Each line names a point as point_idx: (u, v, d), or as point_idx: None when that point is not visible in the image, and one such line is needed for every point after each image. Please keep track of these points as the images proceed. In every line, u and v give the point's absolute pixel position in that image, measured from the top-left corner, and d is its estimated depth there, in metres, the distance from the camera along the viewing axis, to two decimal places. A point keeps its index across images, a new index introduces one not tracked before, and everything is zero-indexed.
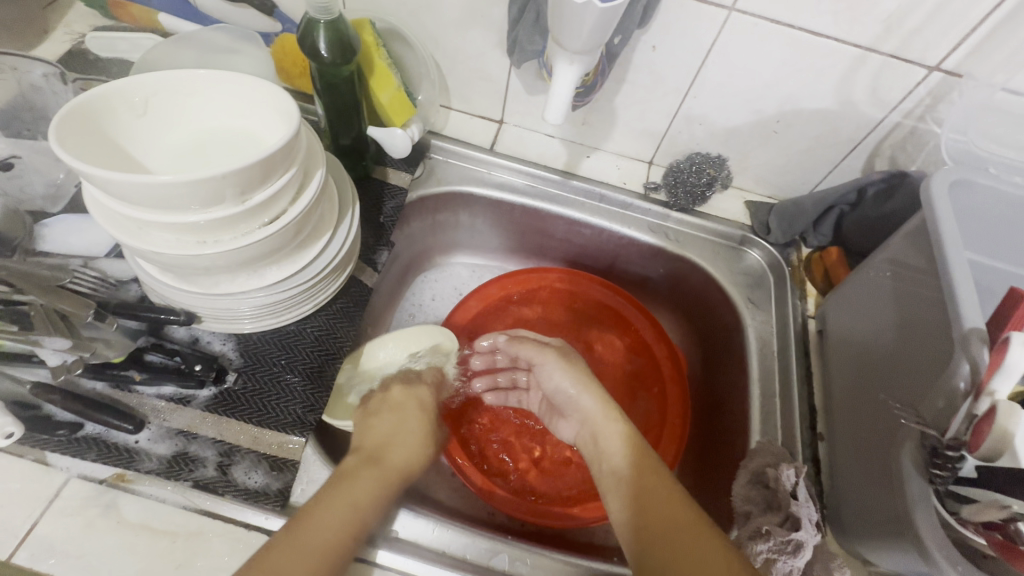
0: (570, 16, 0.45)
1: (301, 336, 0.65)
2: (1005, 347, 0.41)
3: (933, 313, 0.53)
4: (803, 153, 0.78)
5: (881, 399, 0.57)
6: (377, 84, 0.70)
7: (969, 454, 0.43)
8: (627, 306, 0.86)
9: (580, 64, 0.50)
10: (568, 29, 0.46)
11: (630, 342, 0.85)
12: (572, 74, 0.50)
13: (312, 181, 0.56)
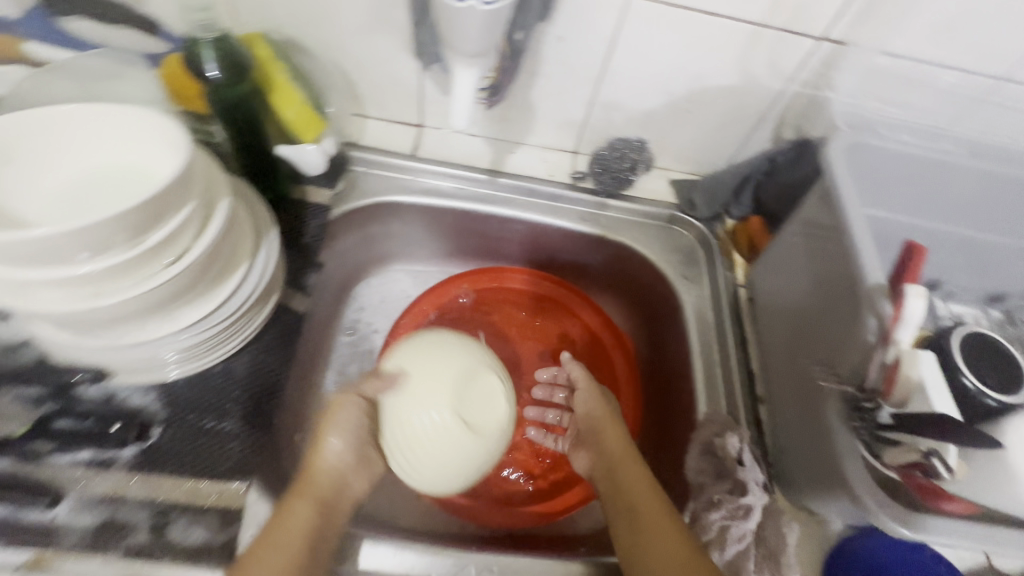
0: (456, 23, 0.45)
1: (230, 376, 0.62)
2: (904, 299, 0.48)
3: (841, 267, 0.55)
4: (717, 129, 0.81)
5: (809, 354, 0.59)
6: (279, 100, 0.65)
7: (884, 401, 0.50)
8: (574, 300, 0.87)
9: (477, 67, 0.50)
10: (458, 35, 0.46)
11: (581, 333, 0.87)
12: (471, 76, 0.51)
13: (217, 214, 0.53)
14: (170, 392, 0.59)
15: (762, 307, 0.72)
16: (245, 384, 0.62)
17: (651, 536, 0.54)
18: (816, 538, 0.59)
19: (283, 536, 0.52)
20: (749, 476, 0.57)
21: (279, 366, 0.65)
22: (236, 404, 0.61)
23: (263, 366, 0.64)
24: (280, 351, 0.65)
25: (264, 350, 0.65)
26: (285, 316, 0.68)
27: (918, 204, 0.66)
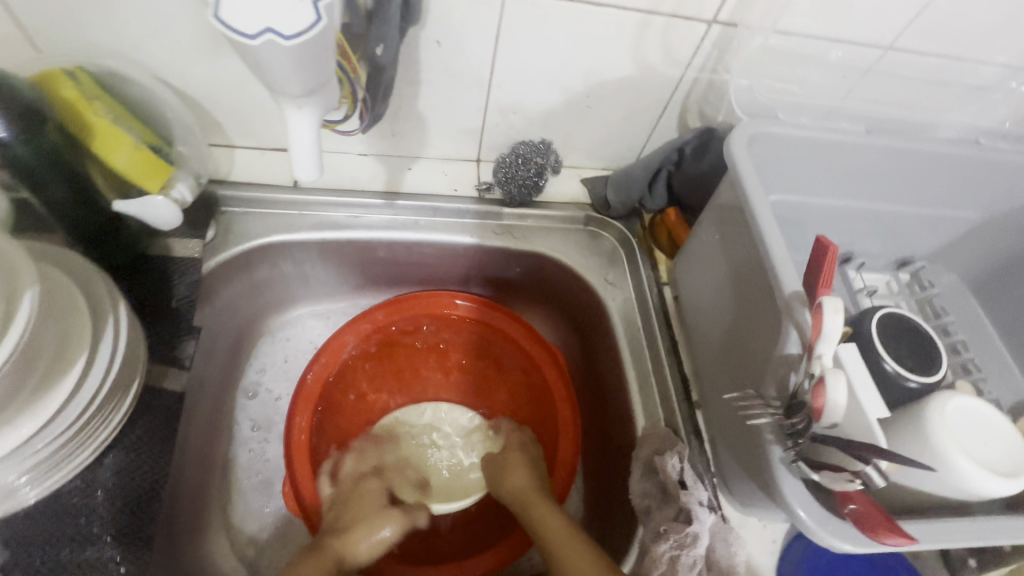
0: (263, 63, 0.40)
1: (93, 489, 0.52)
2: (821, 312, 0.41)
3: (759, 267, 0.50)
4: (621, 123, 0.77)
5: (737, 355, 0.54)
6: (104, 149, 0.53)
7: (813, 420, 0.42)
8: (499, 316, 0.78)
9: (311, 108, 0.46)
10: (273, 75, 0.42)
11: (512, 350, 0.79)
12: (307, 120, 0.47)
13: (20, 311, 0.41)
14: (15, 525, 0.49)
15: (689, 306, 0.69)
16: (114, 496, 0.52)
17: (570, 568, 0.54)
18: (767, 545, 0.58)
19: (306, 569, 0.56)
20: (692, 500, 0.55)
21: (157, 464, 0.55)
22: (104, 524, 0.51)
23: (135, 468, 0.54)
24: (155, 445, 0.55)
25: (134, 447, 0.54)
26: (158, 401, 0.57)
27: (820, 183, 0.66)
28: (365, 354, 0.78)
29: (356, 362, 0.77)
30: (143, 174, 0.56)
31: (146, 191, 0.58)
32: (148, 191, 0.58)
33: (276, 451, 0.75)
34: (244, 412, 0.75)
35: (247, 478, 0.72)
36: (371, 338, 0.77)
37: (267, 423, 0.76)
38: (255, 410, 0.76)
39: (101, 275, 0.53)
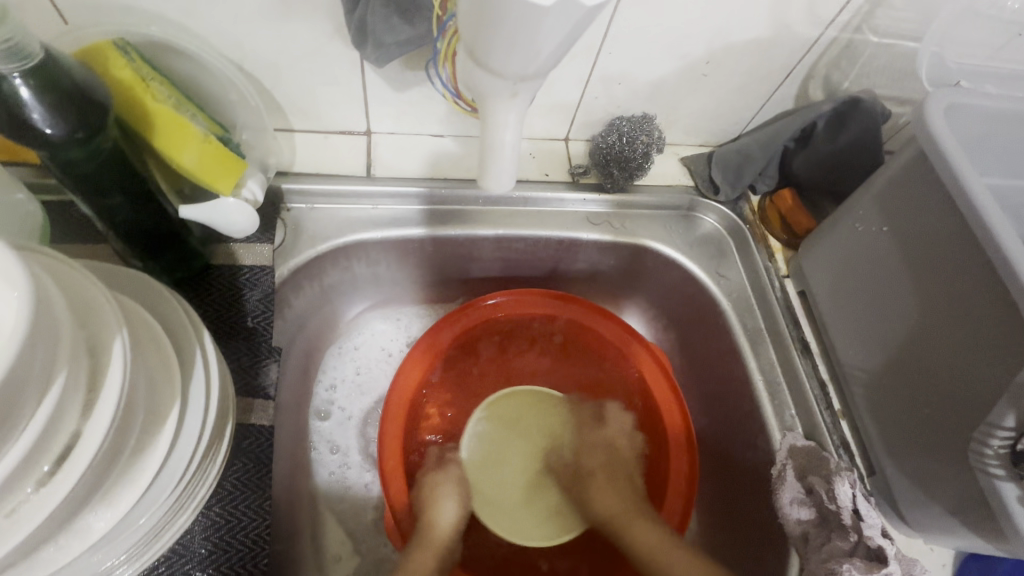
0: (523, 40, 0.31)
1: (193, 551, 0.44)
2: None
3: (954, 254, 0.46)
4: (735, 93, 0.66)
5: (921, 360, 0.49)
6: (166, 144, 0.43)
7: None
8: (595, 319, 0.70)
9: (526, 94, 0.37)
10: (517, 55, 0.33)
11: (609, 355, 0.73)
12: (517, 109, 0.38)
13: (111, 369, 0.32)
14: None
15: (823, 308, 0.61)
16: (219, 556, 0.45)
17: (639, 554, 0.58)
18: (938, 571, 0.52)
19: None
20: (874, 532, 0.49)
21: (259, 516, 0.47)
22: None
23: (236, 521, 0.46)
24: (257, 492, 0.47)
25: (231, 496, 0.47)
26: (250, 439, 0.50)
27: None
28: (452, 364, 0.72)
29: (441, 374, 0.71)
30: (211, 175, 0.46)
31: (215, 194, 0.47)
32: (217, 194, 0.48)
33: (359, 475, 0.67)
34: (319, 433, 0.67)
35: (331, 508, 0.65)
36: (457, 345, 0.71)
37: (345, 444, 0.68)
38: (331, 430, 0.67)
39: (178, 300, 0.43)
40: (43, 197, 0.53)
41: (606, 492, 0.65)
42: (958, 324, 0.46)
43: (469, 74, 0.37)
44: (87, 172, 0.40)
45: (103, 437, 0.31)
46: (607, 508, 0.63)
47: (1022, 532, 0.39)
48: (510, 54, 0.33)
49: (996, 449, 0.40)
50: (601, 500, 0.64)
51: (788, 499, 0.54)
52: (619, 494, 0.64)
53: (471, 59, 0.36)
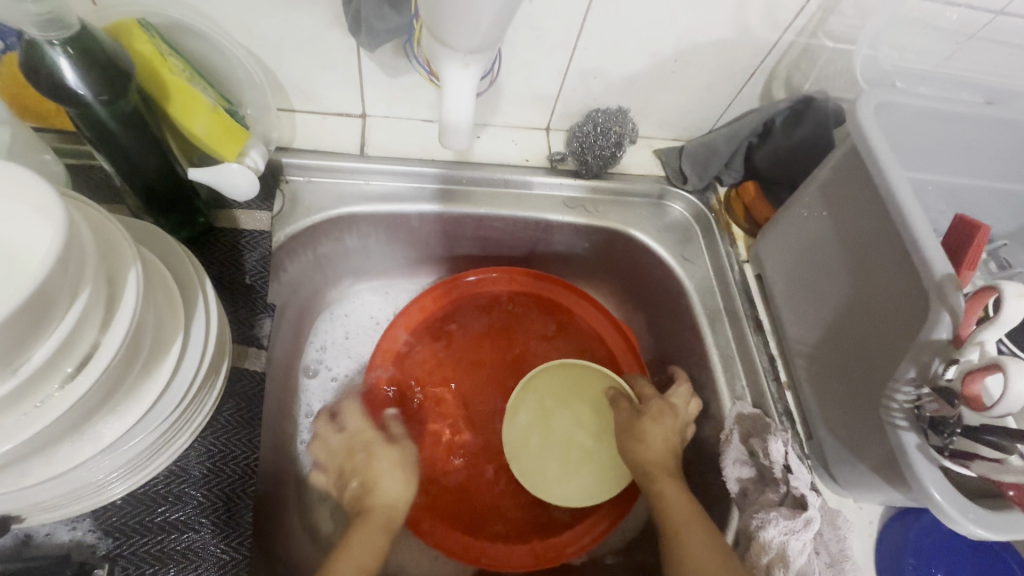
0: (462, 10, 0.37)
1: (187, 474, 0.49)
2: (987, 297, 0.42)
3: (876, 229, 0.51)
4: (703, 90, 0.72)
5: (851, 324, 0.53)
6: (180, 112, 0.49)
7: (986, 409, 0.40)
8: (573, 300, 0.76)
9: (476, 66, 0.42)
10: (458, 26, 0.38)
11: (589, 337, 0.77)
12: (469, 80, 0.43)
13: (126, 292, 0.38)
14: (110, 516, 0.46)
15: (775, 290, 0.66)
16: (209, 481, 0.50)
17: (663, 506, 0.57)
18: (865, 527, 0.57)
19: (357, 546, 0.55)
20: (802, 483, 0.54)
21: (248, 449, 0.52)
22: (201, 510, 0.48)
23: (226, 451, 0.51)
24: (246, 427, 0.53)
25: (223, 429, 0.52)
26: (243, 381, 0.55)
27: (958, 162, 0.59)
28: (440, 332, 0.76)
29: (429, 341, 0.75)
30: (218, 141, 0.51)
31: (221, 159, 0.53)
32: (223, 159, 0.53)
33: None
34: (307, 391, 0.72)
35: None
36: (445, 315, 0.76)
37: (331, 403, 0.73)
38: (318, 389, 0.73)
39: (184, 249, 0.49)
40: (68, 161, 0.59)
41: (658, 443, 0.62)
42: (882, 297, 0.50)
43: (431, 48, 0.43)
44: (112, 133, 0.45)
45: (118, 348, 0.37)
46: (650, 458, 0.62)
47: (918, 475, 0.44)
48: (457, 28, 0.38)
49: (901, 404, 0.45)
50: (643, 454, 0.62)
51: (731, 459, 0.59)
52: (667, 446, 0.62)
53: (430, 35, 0.42)
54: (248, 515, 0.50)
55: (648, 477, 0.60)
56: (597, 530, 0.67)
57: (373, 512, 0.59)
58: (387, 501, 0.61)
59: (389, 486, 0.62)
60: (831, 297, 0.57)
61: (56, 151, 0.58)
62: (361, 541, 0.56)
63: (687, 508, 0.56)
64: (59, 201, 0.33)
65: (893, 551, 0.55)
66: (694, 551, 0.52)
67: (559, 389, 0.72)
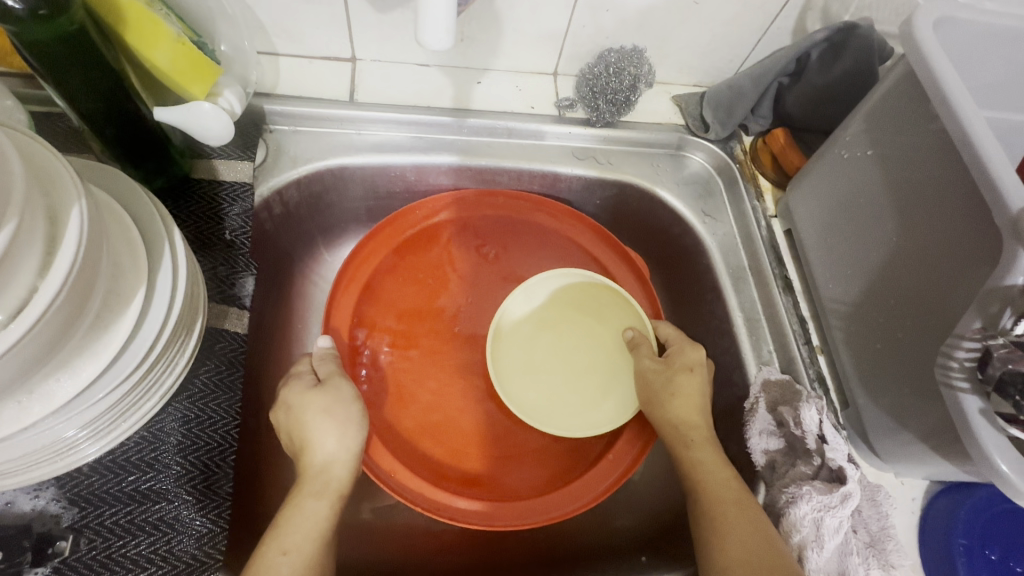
0: None
1: (161, 442, 0.46)
2: None
3: (946, 161, 0.43)
4: (728, 25, 0.64)
5: (926, 241, 0.45)
6: (138, 39, 0.44)
7: None
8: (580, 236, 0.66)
9: None
10: None
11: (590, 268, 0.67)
12: None
13: (67, 232, 0.33)
14: (76, 485, 0.43)
15: (807, 242, 0.59)
16: (183, 449, 0.46)
17: (698, 482, 0.49)
18: (907, 503, 0.51)
19: (289, 533, 0.42)
20: (839, 455, 0.48)
21: (229, 415, 0.48)
22: (176, 480, 0.45)
23: (203, 417, 0.47)
24: (226, 391, 0.49)
25: (201, 394, 0.48)
26: (223, 342, 0.51)
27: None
28: (413, 256, 0.65)
29: (401, 267, 0.65)
30: (181, 75, 0.46)
31: (190, 98, 0.48)
32: (191, 97, 0.48)
33: None
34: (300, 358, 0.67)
35: None
36: (423, 239, 0.66)
37: None
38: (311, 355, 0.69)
39: (151, 197, 0.44)
40: (33, 108, 0.55)
41: (690, 402, 0.53)
42: (943, 217, 0.43)
43: None
44: (58, 59, 0.40)
45: (56, 294, 0.32)
46: (686, 417, 0.52)
47: (979, 442, 0.38)
48: None
49: (961, 362, 0.39)
50: (679, 411, 0.52)
51: (757, 430, 0.54)
52: (699, 408, 0.52)
53: None
54: (228, 485, 0.46)
55: (678, 443, 0.51)
56: (599, 489, 0.57)
57: (309, 479, 0.46)
58: (327, 463, 0.46)
59: (321, 441, 0.47)
60: (878, 241, 0.50)
61: (19, 97, 0.54)
62: (304, 517, 0.43)
63: (730, 490, 0.48)
64: None
65: (941, 528, 0.49)
66: (741, 554, 0.43)
67: (578, 311, 0.64)
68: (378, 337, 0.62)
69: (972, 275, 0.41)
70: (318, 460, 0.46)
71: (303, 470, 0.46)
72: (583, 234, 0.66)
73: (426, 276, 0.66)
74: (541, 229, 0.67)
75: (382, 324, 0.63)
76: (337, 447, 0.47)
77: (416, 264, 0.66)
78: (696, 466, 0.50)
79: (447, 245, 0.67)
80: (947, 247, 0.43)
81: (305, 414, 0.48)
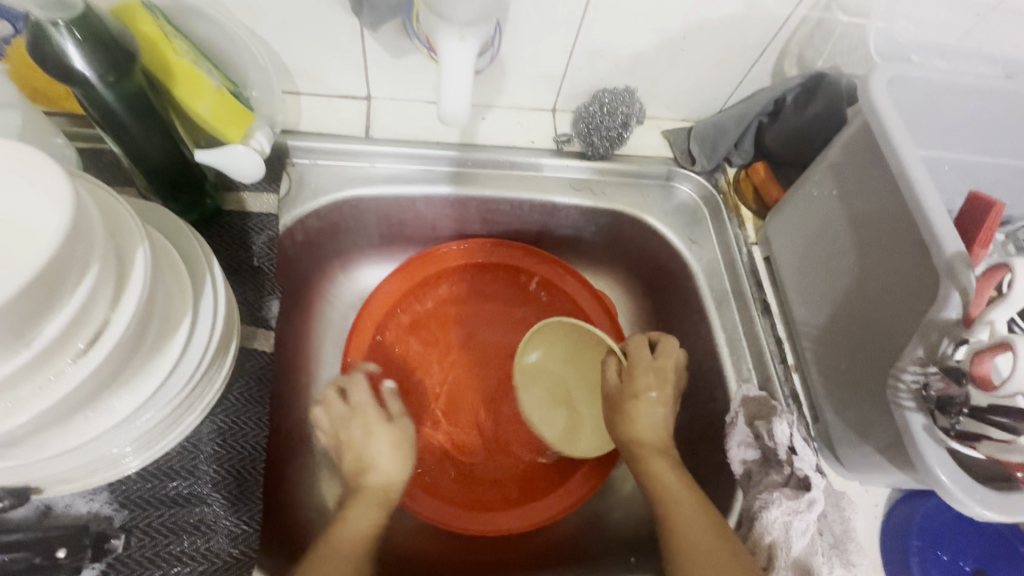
0: None
1: (199, 451, 0.51)
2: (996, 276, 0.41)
3: (895, 206, 0.49)
4: (713, 68, 0.70)
5: (876, 280, 0.51)
6: (184, 93, 0.49)
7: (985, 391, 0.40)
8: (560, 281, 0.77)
9: (474, 38, 0.47)
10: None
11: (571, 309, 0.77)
12: (467, 51, 0.47)
13: (134, 270, 0.39)
14: (126, 489, 0.48)
15: (782, 268, 0.65)
16: (219, 457, 0.51)
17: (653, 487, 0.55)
18: (870, 509, 0.56)
19: (349, 530, 0.50)
20: (806, 465, 0.54)
21: (258, 427, 0.53)
22: (213, 485, 0.50)
23: (236, 428, 0.53)
24: (256, 405, 0.54)
25: (234, 407, 0.53)
26: (252, 360, 0.56)
27: (983, 139, 0.57)
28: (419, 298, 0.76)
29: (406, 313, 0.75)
30: (220, 122, 0.52)
31: (227, 141, 0.54)
32: (228, 141, 0.54)
33: None
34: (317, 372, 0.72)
35: None
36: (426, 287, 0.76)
37: None
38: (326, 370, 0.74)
39: (192, 233, 0.50)
40: (80, 144, 0.60)
41: (652, 420, 0.59)
42: (888, 264, 0.50)
43: (429, 23, 0.47)
44: (117, 113, 0.46)
45: (127, 325, 0.37)
46: (644, 433, 0.58)
47: (922, 454, 0.43)
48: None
49: (908, 384, 0.45)
50: (639, 427, 0.59)
51: (736, 441, 0.59)
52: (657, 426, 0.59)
53: (428, 11, 0.46)
54: (258, 490, 0.51)
55: (640, 455, 0.58)
56: (575, 496, 0.67)
57: (370, 491, 0.54)
58: (384, 482, 0.55)
59: (382, 461, 0.56)
60: (841, 273, 0.56)
61: (68, 135, 0.59)
62: (361, 518, 0.51)
63: (680, 489, 0.54)
64: (68, 184, 0.34)
65: (899, 532, 0.54)
66: (704, 546, 0.49)
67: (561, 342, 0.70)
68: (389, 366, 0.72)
69: (906, 319, 0.48)
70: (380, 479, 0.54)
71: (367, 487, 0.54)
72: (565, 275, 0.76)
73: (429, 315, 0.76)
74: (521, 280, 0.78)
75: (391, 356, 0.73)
76: (394, 470, 0.56)
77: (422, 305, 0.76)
78: (654, 472, 0.56)
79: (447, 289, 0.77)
80: (872, 296, 0.52)
81: (376, 440, 0.57)
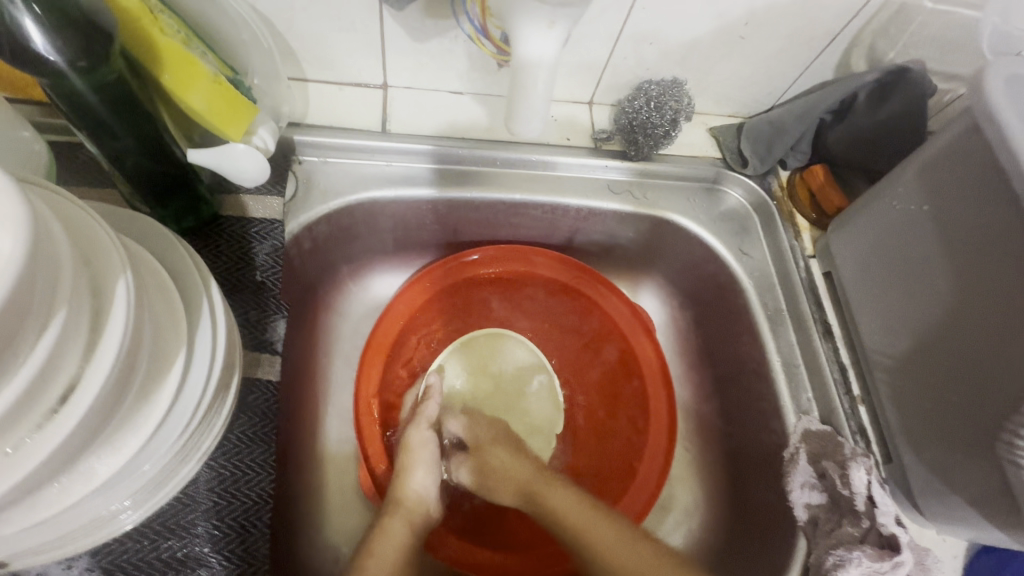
0: None
1: (194, 504, 0.45)
2: None
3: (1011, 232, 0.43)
4: (773, 59, 0.62)
5: (984, 316, 0.45)
6: (174, 81, 0.41)
7: None
8: (593, 295, 0.69)
9: (562, 25, 0.42)
10: None
11: (602, 325, 0.71)
12: (553, 38, 0.43)
13: (114, 310, 0.31)
14: (111, 553, 0.42)
15: (849, 288, 0.58)
16: (218, 510, 0.45)
17: (557, 519, 0.55)
18: (950, 562, 0.52)
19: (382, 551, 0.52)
20: (889, 520, 0.50)
21: (263, 470, 0.47)
22: (212, 543, 0.44)
23: (239, 476, 0.46)
24: (261, 445, 0.47)
25: (235, 449, 0.47)
26: (257, 394, 0.49)
27: None
28: (438, 307, 0.69)
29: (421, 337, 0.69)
30: (217, 117, 0.44)
31: (224, 139, 0.46)
32: (227, 139, 0.46)
33: None
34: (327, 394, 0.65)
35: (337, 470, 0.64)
36: (437, 304, 0.69)
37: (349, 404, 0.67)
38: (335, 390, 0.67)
39: (187, 250, 0.42)
40: (52, 138, 0.52)
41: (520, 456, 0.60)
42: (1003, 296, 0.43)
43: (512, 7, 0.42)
44: (90, 105, 0.38)
45: (104, 380, 0.30)
46: (514, 471, 0.58)
47: None
48: None
49: None
50: (511, 467, 0.59)
51: (798, 483, 0.54)
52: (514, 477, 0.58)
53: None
54: (265, 546, 0.46)
55: (535, 496, 0.57)
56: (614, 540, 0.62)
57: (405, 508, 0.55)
58: (421, 496, 0.57)
59: (421, 479, 0.58)
60: (929, 300, 0.49)
61: (37, 127, 0.51)
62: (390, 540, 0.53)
63: (580, 508, 0.55)
64: (15, 199, 0.26)
65: None
66: (607, 531, 0.53)
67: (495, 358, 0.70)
68: (398, 380, 0.66)
69: None
70: (418, 492, 0.57)
71: (401, 499, 0.56)
72: (599, 288, 0.69)
73: (444, 324, 0.70)
74: (540, 294, 0.71)
75: (400, 372, 0.67)
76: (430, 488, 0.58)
77: (438, 314, 0.69)
78: (551, 501, 0.56)
79: (468, 299, 0.70)
80: (975, 335, 0.45)
81: (409, 457, 0.58)
